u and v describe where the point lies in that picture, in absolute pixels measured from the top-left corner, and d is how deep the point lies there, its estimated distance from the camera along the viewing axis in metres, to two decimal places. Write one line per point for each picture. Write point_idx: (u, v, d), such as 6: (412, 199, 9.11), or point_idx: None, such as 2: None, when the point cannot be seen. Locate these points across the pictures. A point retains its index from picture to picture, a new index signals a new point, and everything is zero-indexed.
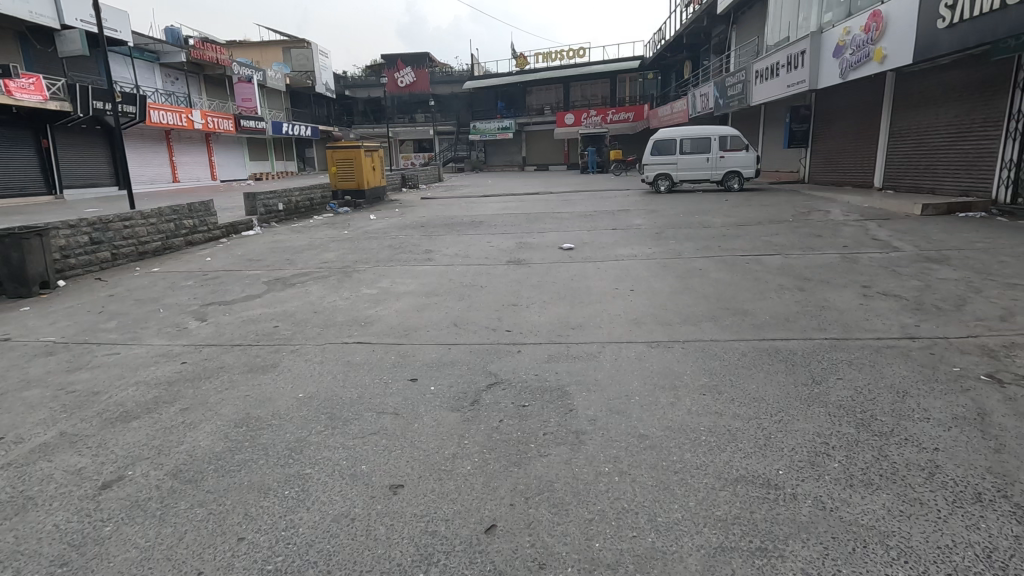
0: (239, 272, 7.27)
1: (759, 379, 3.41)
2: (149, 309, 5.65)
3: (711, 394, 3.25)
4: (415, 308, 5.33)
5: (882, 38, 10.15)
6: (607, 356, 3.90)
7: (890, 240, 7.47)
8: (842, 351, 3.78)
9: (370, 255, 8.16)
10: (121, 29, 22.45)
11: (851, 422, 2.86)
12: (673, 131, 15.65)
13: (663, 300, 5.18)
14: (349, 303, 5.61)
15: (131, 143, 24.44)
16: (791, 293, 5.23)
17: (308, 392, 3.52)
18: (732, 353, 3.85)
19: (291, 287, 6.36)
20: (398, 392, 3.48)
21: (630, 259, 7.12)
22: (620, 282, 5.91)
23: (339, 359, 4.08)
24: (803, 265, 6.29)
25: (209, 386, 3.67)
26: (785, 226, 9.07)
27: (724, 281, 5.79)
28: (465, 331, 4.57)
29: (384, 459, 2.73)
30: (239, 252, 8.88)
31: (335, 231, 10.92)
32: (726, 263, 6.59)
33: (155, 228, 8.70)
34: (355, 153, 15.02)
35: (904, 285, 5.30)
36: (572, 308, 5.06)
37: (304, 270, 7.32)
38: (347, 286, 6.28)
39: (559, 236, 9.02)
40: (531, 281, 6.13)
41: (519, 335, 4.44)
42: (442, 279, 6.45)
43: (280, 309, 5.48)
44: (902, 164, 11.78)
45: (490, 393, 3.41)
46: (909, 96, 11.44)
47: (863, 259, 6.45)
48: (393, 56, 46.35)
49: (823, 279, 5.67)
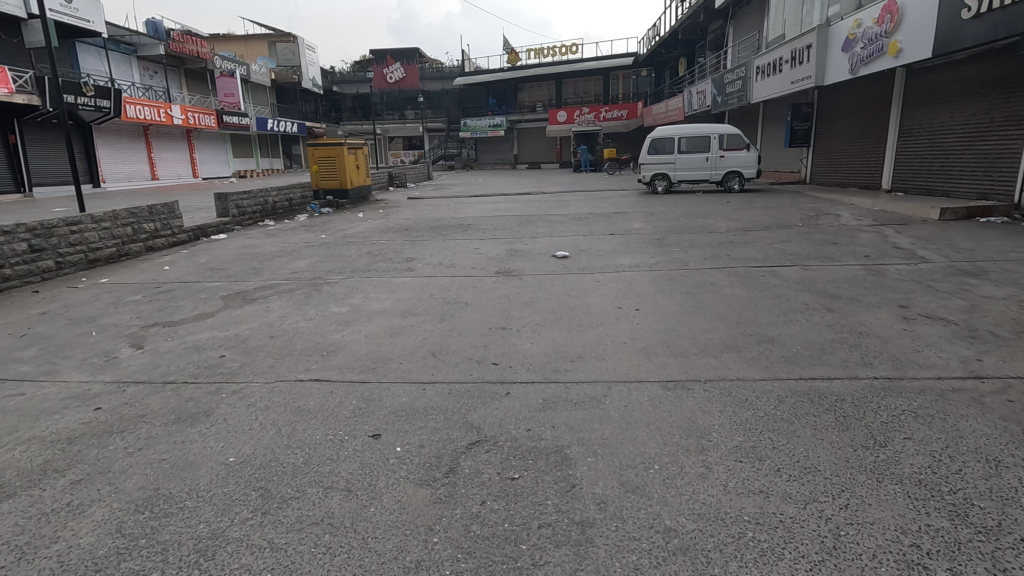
0: (195, 284, 6.49)
1: (808, 438, 2.74)
2: (80, 331, 4.87)
3: (750, 461, 2.58)
4: (388, 332, 4.60)
5: (897, 30, 9.51)
6: (615, 403, 3.19)
7: (913, 248, 6.86)
8: (900, 397, 3.10)
9: (344, 264, 7.40)
10: (94, 19, 21.41)
11: (942, 509, 2.19)
12: (671, 128, 14.96)
13: (673, 324, 4.48)
14: (313, 325, 4.87)
15: (105, 139, 23.43)
16: (820, 315, 4.55)
17: (241, 455, 2.79)
18: (766, 398, 3.17)
19: (251, 304, 5.61)
20: (356, 453, 2.78)
21: (633, 270, 6.43)
22: (622, 299, 5.22)
23: (287, 404, 3.34)
24: (826, 279, 5.63)
25: (119, 444, 2.93)
26: (795, 231, 8.44)
27: (740, 298, 5.12)
28: (443, 364, 3.87)
29: (324, 572, 2.01)
30: (201, 259, 8.09)
31: (312, 235, 10.15)
32: (740, 276, 5.91)
33: (110, 234, 7.91)
34: (338, 151, 14.22)
35: (946, 305, 4.65)
36: (569, 334, 4.36)
37: (269, 281, 6.56)
38: (314, 303, 5.55)
39: (552, 243, 8.31)
40: (522, 298, 5.42)
41: (508, 370, 3.73)
42: (421, 294, 5.73)
43: (232, 332, 4.73)
44: (913, 165, 11.19)
45: (470, 459, 2.71)
46: (922, 94, 10.83)
47: (891, 272, 5.81)
48: (383, 52, 45.45)
49: (853, 296, 5.00)
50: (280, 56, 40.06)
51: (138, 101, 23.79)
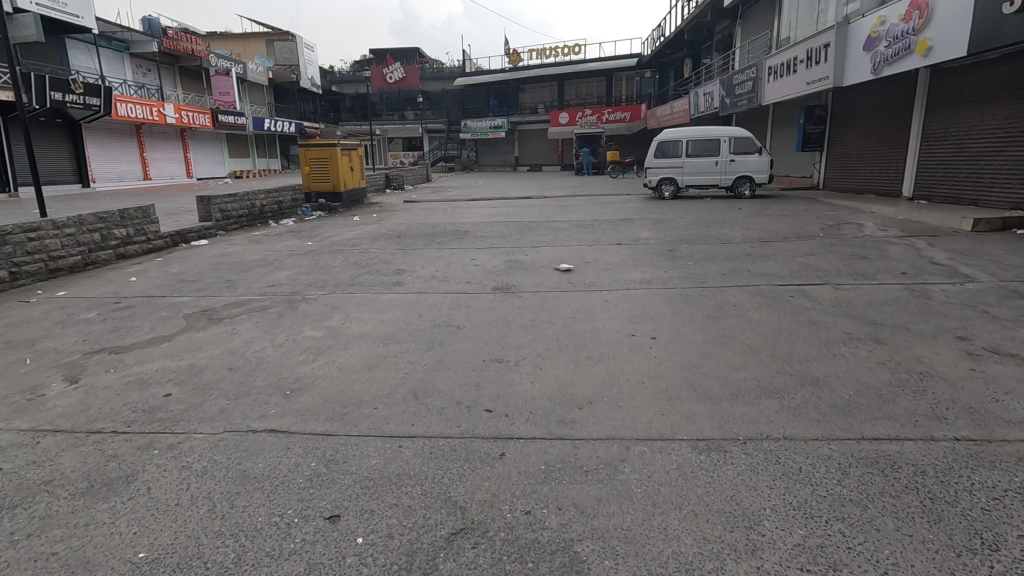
0: (159, 300, 5.86)
1: (892, 534, 2.10)
2: (13, 358, 4.24)
3: (821, 571, 1.95)
4: (366, 365, 3.96)
5: (927, 27, 8.88)
6: (634, 473, 2.55)
7: (952, 264, 6.25)
8: (997, 471, 2.45)
9: (327, 276, 6.78)
10: (84, 15, 20.75)
11: None
12: (679, 131, 14.34)
13: (698, 358, 3.84)
14: (281, 353, 4.23)
15: (96, 138, 22.86)
16: (868, 348, 3.91)
17: (156, 550, 2.15)
18: (825, 468, 2.53)
19: (217, 324, 4.99)
20: (304, 549, 2.15)
21: (645, 288, 5.79)
22: (635, 325, 4.58)
23: (230, 467, 2.71)
24: (864, 301, 5.00)
25: (4, 528, 2.29)
26: (817, 242, 7.82)
27: (770, 325, 4.49)
28: (425, 411, 3.23)
29: None
30: (174, 269, 7.45)
31: (298, 241, 9.53)
32: (766, 297, 5.28)
33: (75, 241, 7.30)
34: (331, 151, 13.62)
35: (1013, 336, 4.03)
36: (575, 370, 3.72)
37: (242, 297, 5.93)
38: (288, 324, 4.93)
39: (555, 254, 7.67)
40: (521, 321, 4.79)
41: (503, 420, 3.09)
42: (408, 315, 5.09)
43: (188, 362, 4.10)
44: (938, 172, 10.56)
45: (451, 560, 2.07)
46: (948, 96, 10.20)
47: (936, 293, 5.17)
48: (382, 52, 44.80)
49: (901, 324, 4.38)
50: (279, 55, 39.51)
51: (130, 99, 23.09)
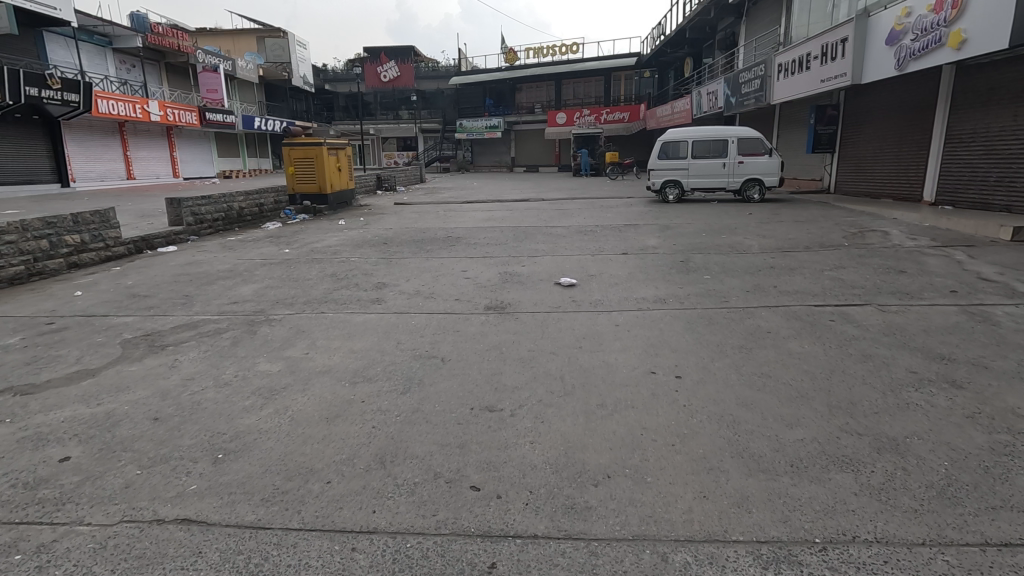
0: (100, 320, 5.08)
1: None
2: None
3: None
4: (325, 415, 3.17)
5: (961, 17, 8.18)
6: None
7: (1004, 279, 5.53)
8: None
9: (299, 290, 6.00)
10: (61, 8, 19.65)
11: None
12: (684, 130, 13.61)
13: (738, 409, 3.06)
14: (224, 396, 3.46)
15: (77, 136, 22.02)
16: (947, 395, 3.17)
17: None
18: None
19: (155, 354, 4.19)
20: None
21: (660, 308, 5.02)
22: (654, 359, 3.83)
23: None
24: (920, 329, 4.24)
25: None
26: (843, 253, 7.09)
27: (817, 359, 3.73)
28: (392, 489, 2.46)
29: None
30: (130, 280, 6.65)
31: (275, 248, 8.76)
32: (803, 321, 4.53)
33: (15, 249, 6.49)
34: (317, 151, 12.79)
35: None
36: (585, 425, 2.95)
37: (196, 317, 5.13)
38: (240, 356, 4.13)
39: (554, 265, 6.91)
40: (518, 352, 4.01)
41: (497, 507, 2.31)
42: (384, 343, 4.30)
43: (105, 409, 3.30)
44: (964, 176, 9.86)
45: None
46: (977, 94, 9.51)
47: (1002, 318, 4.42)
48: (376, 48, 42.75)
49: (975, 360, 3.63)
50: (270, 52, 38.61)
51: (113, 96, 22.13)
